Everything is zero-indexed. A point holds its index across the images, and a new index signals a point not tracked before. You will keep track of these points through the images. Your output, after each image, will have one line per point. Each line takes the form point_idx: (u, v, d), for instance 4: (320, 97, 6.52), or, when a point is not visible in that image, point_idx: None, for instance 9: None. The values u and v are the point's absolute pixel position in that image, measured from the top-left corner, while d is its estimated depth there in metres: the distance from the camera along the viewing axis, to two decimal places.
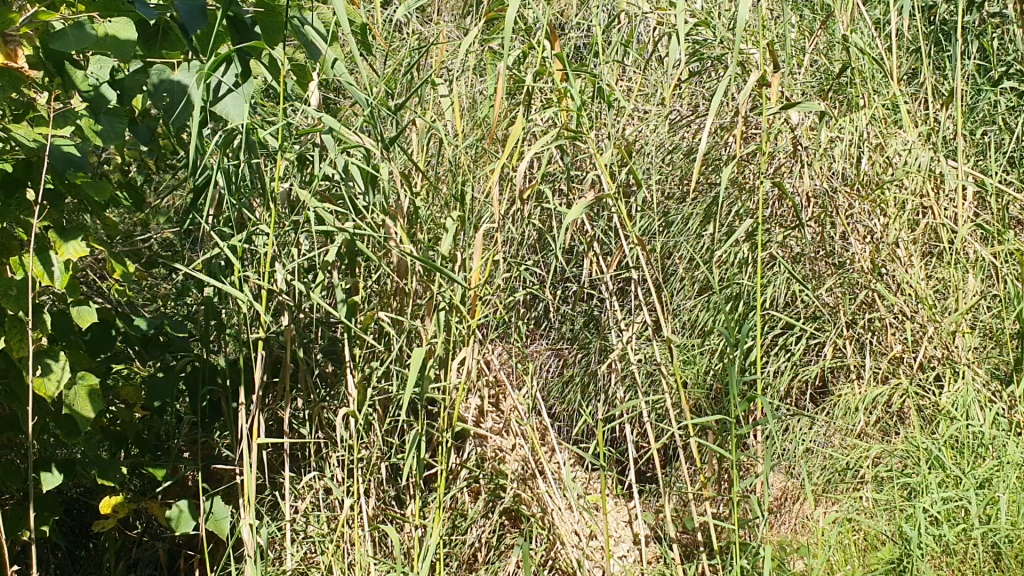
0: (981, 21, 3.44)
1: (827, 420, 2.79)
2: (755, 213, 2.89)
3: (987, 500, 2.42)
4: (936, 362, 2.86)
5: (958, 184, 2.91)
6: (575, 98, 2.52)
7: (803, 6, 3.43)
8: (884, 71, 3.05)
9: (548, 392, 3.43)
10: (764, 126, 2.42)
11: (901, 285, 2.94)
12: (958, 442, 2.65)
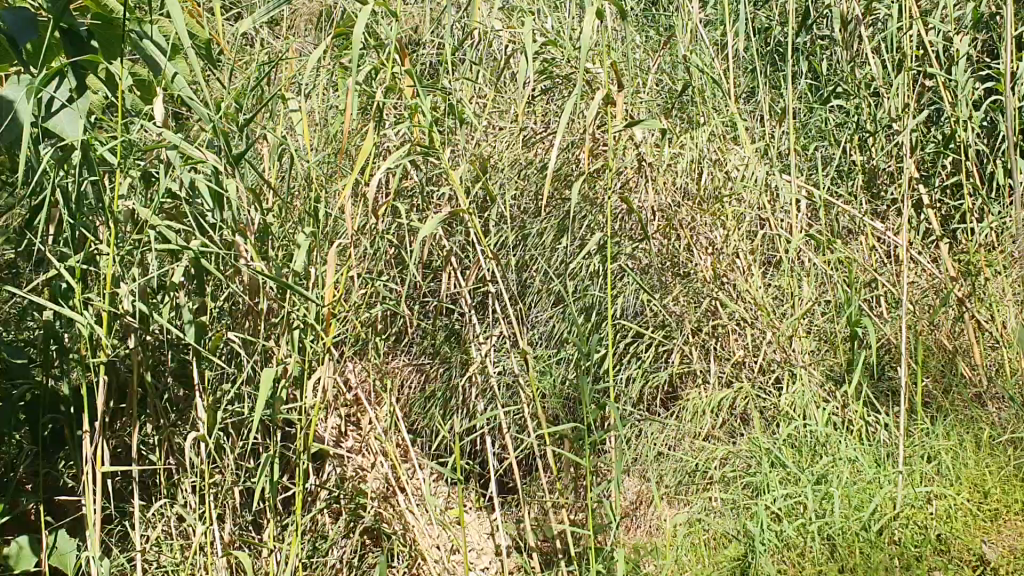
0: (810, 43, 3.66)
1: (677, 424, 2.92)
2: (605, 226, 2.96)
3: (824, 495, 2.56)
4: (776, 366, 3.02)
5: (791, 197, 3.08)
6: (427, 114, 2.53)
7: (648, 27, 3.56)
8: (722, 90, 3.20)
9: (410, 409, 3.42)
10: (611, 143, 2.51)
11: (741, 293, 3.08)
12: (796, 441, 2.82)
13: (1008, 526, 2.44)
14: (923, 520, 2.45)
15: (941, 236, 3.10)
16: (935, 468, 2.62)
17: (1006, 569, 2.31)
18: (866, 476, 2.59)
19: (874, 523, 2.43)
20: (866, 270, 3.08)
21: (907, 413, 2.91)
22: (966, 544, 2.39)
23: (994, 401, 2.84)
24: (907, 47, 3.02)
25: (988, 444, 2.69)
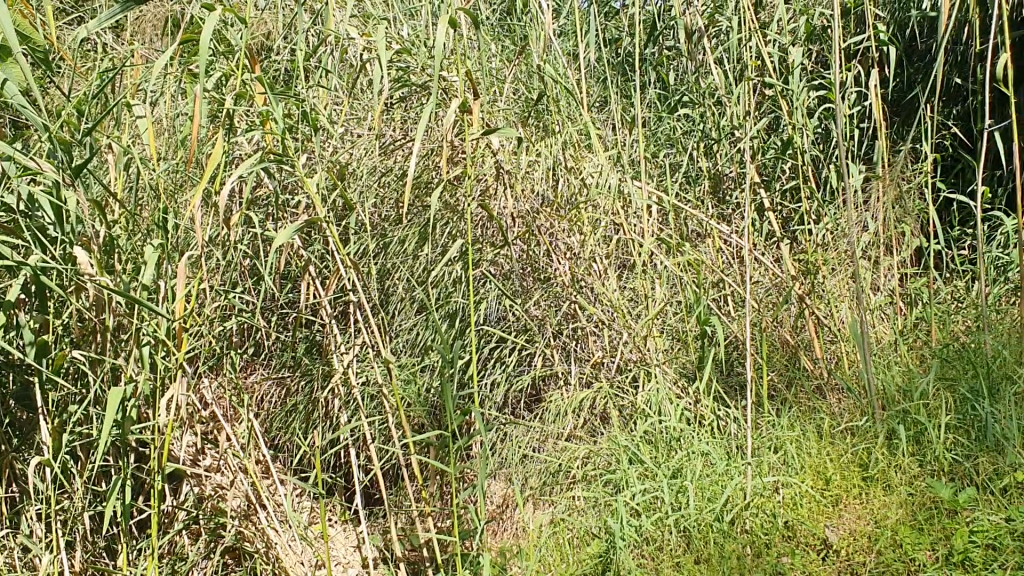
0: (658, 54, 3.80)
1: (539, 426, 2.98)
2: (464, 232, 2.97)
3: (679, 488, 2.67)
4: (632, 365, 3.11)
5: (643, 202, 3.17)
6: (279, 121, 2.49)
7: (503, 37, 3.62)
8: (576, 99, 3.27)
9: (271, 423, 3.34)
10: (468, 152, 2.53)
11: (598, 295, 3.15)
12: (652, 437, 2.93)
13: (849, 509, 2.50)
14: (772, 509, 2.53)
15: (781, 237, 3.27)
16: (783, 458, 2.72)
17: (846, 551, 2.36)
18: (717, 468, 2.71)
19: (726, 514, 2.53)
20: (714, 271, 3.21)
21: (754, 406, 3.05)
22: (811, 528, 2.44)
23: (833, 392, 3.01)
24: (747, 58, 3.17)
25: (830, 432, 2.79)
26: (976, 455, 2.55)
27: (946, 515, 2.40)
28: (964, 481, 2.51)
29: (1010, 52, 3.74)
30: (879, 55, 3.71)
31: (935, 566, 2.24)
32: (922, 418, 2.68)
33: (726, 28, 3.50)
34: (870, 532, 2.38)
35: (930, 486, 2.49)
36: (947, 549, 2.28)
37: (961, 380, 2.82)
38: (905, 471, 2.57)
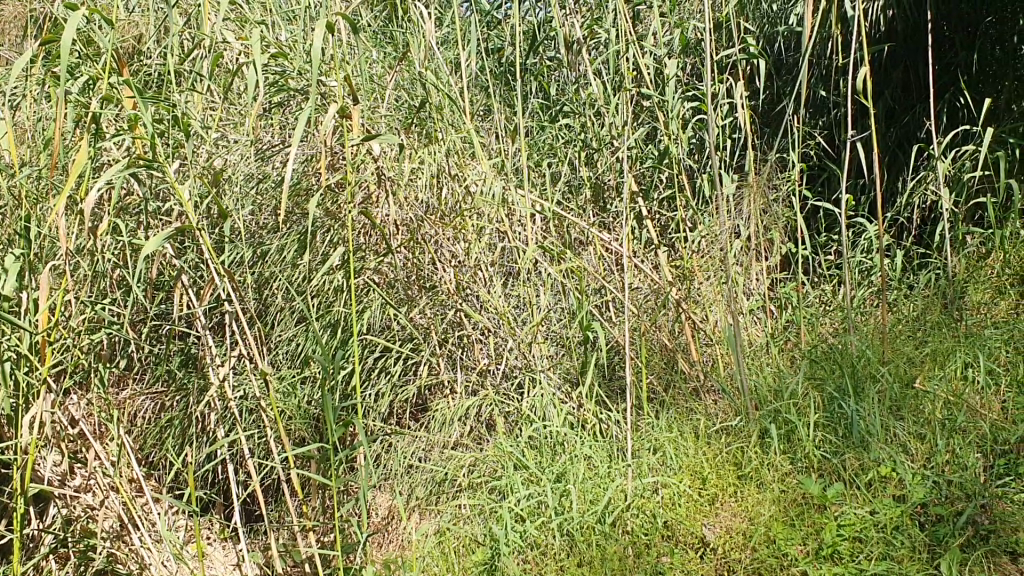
0: (539, 63, 3.85)
1: (424, 434, 2.97)
2: (347, 239, 2.92)
3: (562, 492, 2.71)
4: (518, 372, 3.12)
5: (527, 210, 3.16)
6: (149, 126, 2.40)
7: (384, 45, 3.60)
8: (459, 107, 3.19)
9: (145, 440, 3.23)
10: (348, 158, 2.49)
11: (483, 303, 3.15)
12: (536, 443, 2.97)
13: (725, 507, 2.55)
14: (652, 509, 2.57)
15: (660, 244, 3.35)
16: (662, 459, 2.78)
17: (723, 548, 2.40)
18: (599, 471, 2.75)
19: (608, 516, 2.57)
20: (596, 277, 3.26)
21: (634, 409, 3.11)
22: (689, 527, 2.48)
23: (710, 394, 3.10)
24: (625, 68, 3.24)
25: (706, 433, 2.86)
26: (843, 451, 2.66)
27: (816, 509, 2.49)
28: (832, 476, 2.61)
29: (869, 66, 3.93)
30: (749, 68, 3.84)
31: (806, 560, 2.31)
32: (792, 416, 2.77)
33: (604, 38, 3.57)
34: (745, 529, 2.43)
35: (800, 482, 2.57)
36: (817, 543, 2.36)
37: (827, 379, 2.93)
38: (777, 469, 2.65)
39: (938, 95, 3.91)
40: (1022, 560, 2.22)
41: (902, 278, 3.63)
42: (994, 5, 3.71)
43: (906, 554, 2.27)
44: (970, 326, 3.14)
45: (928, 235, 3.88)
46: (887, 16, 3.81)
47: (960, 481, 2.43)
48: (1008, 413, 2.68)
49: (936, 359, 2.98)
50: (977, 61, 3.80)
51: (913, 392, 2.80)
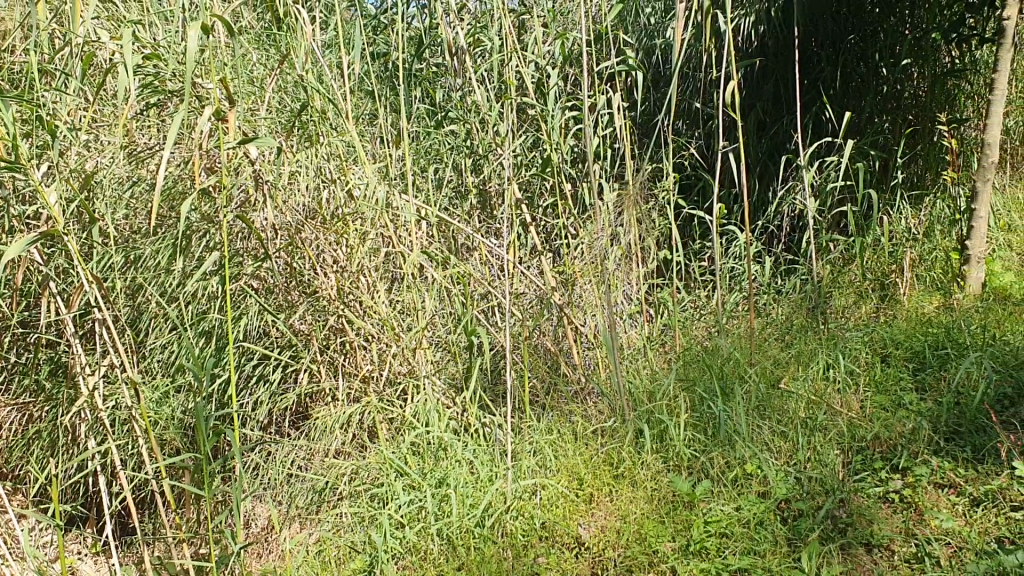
0: (424, 68, 3.85)
1: (305, 442, 2.95)
2: (223, 244, 2.87)
3: (443, 496, 2.72)
4: (402, 378, 3.13)
5: (411, 216, 3.09)
6: (9, 125, 2.28)
7: (266, 46, 3.55)
8: (341, 111, 3.16)
9: (10, 453, 3.10)
10: (224, 160, 2.43)
11: (366, 308, 3.11)
12: (418, 448, 2.97)
13: (600, 507, 2.60)
14: (530, 511, 2.61)
15: (543, 250, 3.40)
16: (541, 461, 2.82)
17: (597, 546, 2.45)
18: (479, 474, 2.78)
19: (487, 518, 2.59)
20: (480, 283, 3.26)
21: (515, 412, 3.14)
22: (565, 527, 2.53)
23: (590, 398, 3.16)
24: (507, 76, 3.27)
25: (583, 434, 2.92)
26: (711, 449, 2.76)
27: (686, 506, 2.57)
28: (700, 474, 2.71)
29: (741, 79, 4.09)
30: (628, 79, 3.95)
31: (675, 556, 2.38)
32: (664, 416, 2.86)
33: (488, 45, 3.60)
34: (617, 527, 2.49)
35: (671, 481, 2.65)
36: (686, 539, 2.43)
37: (698, 381, 3.04)
38: (649, 468, 2.73)
39: (805, 108, 4.10)
40: (875, 550, 2.33)
41: (771, 283, 3.78)
42: (856, 24, 3.91)
43: (769, 549, 2.35)
44: (832, 328, 3.30)
45: (795, 242, 4.06)
46: (758, 31, 3.96)
47: (819, 477, 2.56)
48: (864, 411, 2.84)
49: (800, 359, 3.12)
50: (840, 76, 4.00)
51: (778, 392, 2.93)
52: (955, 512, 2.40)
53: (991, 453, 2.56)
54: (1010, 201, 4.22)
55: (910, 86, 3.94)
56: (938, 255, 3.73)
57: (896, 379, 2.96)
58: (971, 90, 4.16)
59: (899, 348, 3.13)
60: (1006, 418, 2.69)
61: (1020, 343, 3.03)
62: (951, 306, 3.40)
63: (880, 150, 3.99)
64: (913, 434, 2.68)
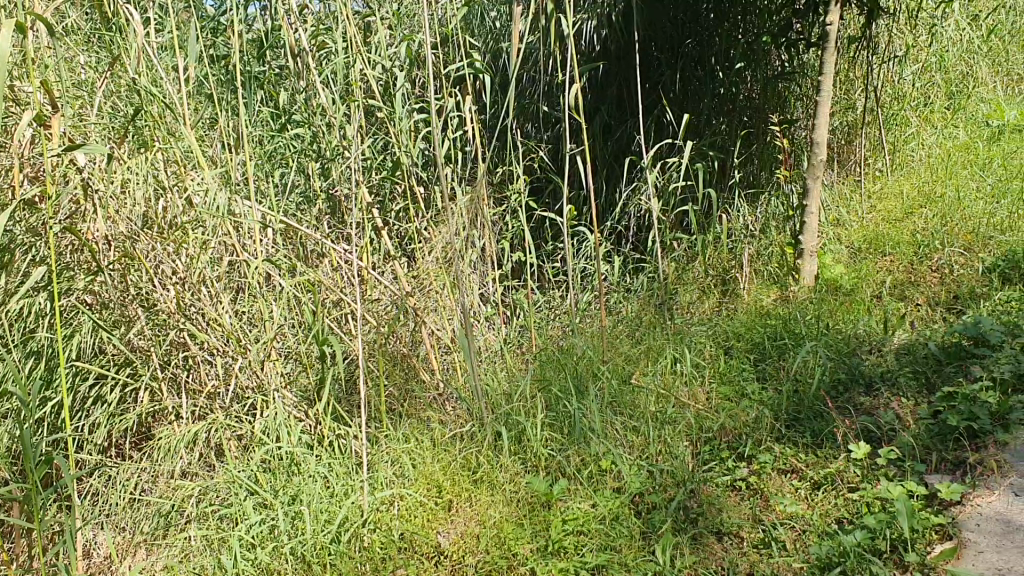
0: (267, 70, 3.73)
1: (147, 466, 2.84)
2: (49, 258, 2.71)
3: (295, 514, 2.62)
4: (250, 393, 2.98)
5: (255, 224, 2.98)
6: None
7: (96, 48, 3.35)
8: (176, 115, 3.01)
9: None
10: (46, 169, 2.26)
11: (210, 321, 2.96)
12: (269, 464, 2.86)
13: (460, 513, 2.58)
14: (388, 522, 2.56)
15: (397, 254, 3.32)
16: (398, 471, 2.77)
17: (456, 554, 2.43)
18: (334, 489, 2.70)
19: (343, 533, 2.52)
20: (329, 291, 3.10)
21: (371, 422, 3.07)
22: (425, 536, 2.48)
23: (448, 404, 3.12)
24: (353, 78, 3.20)
25: (441, 441, 2.87)
26: (567, 448, 2.79)
27: (544, 507, 2.57)
28: (558, 473, 2.73)
29: (586, 83, 4.15)
30: (476, 83, 3.95)
31: (534, 557, 2.38)
32: (522, 418, 2.87)
33: (333, 49, 3.47)
34: (476, 533, 2.47)
35: (529, 482, 2.66)
36: (545, 540, 2.43)
37: (553, 381, 3.07)
38: (507, 470, 2.72)
39: (648, 111, 4.20)
40: (725, 538, 2.41)
41: (620, 281, 3.87)
42: (693, 28, 4.03)
43: (625, 543, 2.39)
44: (679, 324, 3.40)
45: (643, 241, 4.18)
46: (600, 35, 4.04)
47: (670, 469, 2.63)
48: (710, 402, 2.93)
49: (649, 355, 3.20)
50: (680, 80, 4.11)
51: (630, 387, 2.99)
52: (798, 496, 2.50)
53: (829, 437, 2.69)
54: (839, 197, 4.47)
55: (744, 89, 4.11)
56: (774, 250, 3.91)
57: (740, 370, 3.08)
58: (800, 92, 4.38)
59: (741, 341, 3.25)
60: (841, 404, 2.84)
61: (851, 331, 3.21)
62: (788, 299, 3.55)
63: (718, 150, 4.14)
64: (757, 422, 2.79)
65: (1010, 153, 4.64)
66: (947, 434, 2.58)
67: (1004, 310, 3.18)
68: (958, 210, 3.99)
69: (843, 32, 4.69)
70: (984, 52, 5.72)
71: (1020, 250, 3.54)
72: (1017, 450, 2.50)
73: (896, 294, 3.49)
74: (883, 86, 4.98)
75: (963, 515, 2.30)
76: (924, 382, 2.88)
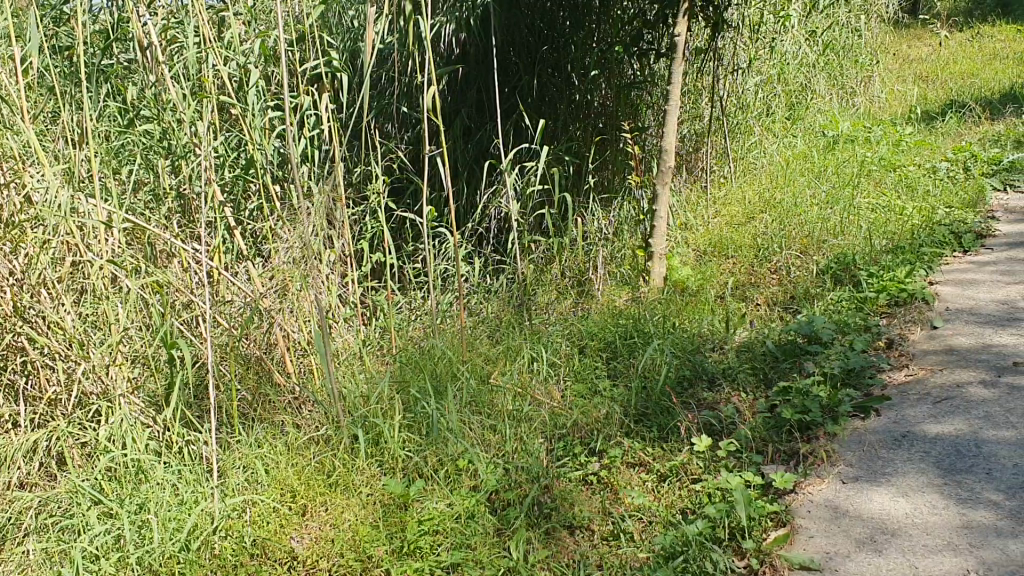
0: (112, 64, 3.58)
1: None
2: None
3: (141, 523, 2.54)
4: (93, 399, 2.85)
5: (98, 223, 2.85)
6: None
7: None
8: (12, 107, 2.86)
9: None
10: None
11: (50, 324, 2.82)
12: (114, 473, 2.76)
13: (314, 518, 2.56)
14: (240, 529, 2.51)
15: (250, 255, 3.25)
16: (250, 477, 2.71)
17: (310, 560, 2.41)
18: (183, 496, 2.63)
19: (193, 541, 2.46)
20: (179, 291, 3.00)
21: (222, 427, 2.99)
22: (277, 542, 2.46)
23: (303, 407, 3.08)
24: (204, 74, 3.12)
25: (295, 445, 2.83)
26: (424, 448, 2.80)
27: (400, 508, 2.58)
28: (415, 474, 2.74)
29: (446, 85, 4.18)
30: (334, 83, 3.92)
31: (389, 559, 2.39)
32: (379, 419, 2.86)
33: (183, 43, 3.36)
34: (330, 536, 2.46)
35: (385, 484, 2.66)
36: (401, 541, 2.44)
37: (411, 382, 3.07)
38: (363, 472, 2.71)
39: (506, 115, 4.27)
40: (577, 532, 2.49)
41: (480, 282, 3.91)
42: (550, 35, 4.12)
43: (480, 540, 2.43)
44: (536, 325, 3.47)
45: (502, 243, 4.24)
46: (458, 39, 4.08)
47: (524, 466, 2.69)
48: (564, 399, 3.01)
49: (507, 355, 3.25)
50: (537, 85, 4.19)
51: (487, 387, 3.03)
52: (645, 488, 2.60)
53: (674, 432, 2.81)
54: (687, 202, 4.65)
55: (599, 95, 4.24)
56: (626, 253, 4.05)
57: (593, 368, 3.17)
58: (651, 100, 4.55)
59: (594, 340, 3.34)
60: (686, 399, 2.97)
61: (697, 330, 3.36)
62: (638, 299, 3.68)
63: (574, 155, 4.25)
64: (607, 418, 2.89)
65: (844, 162, 4.96)
66: (781, 426, 2.75)
67: (835, 308, 3.40)
68: (794, 215, 4.23)
69: (692, 44, 4.89)
70: (819, 66, 6.09)
71: (850, 252, 3.80)
72: (843, 440, 2.69)
73: (738, 295, 3.67)
74: (729, 96, 5.22)
75: (795, 503, 2.47)
76: (762, 378, 3.05)
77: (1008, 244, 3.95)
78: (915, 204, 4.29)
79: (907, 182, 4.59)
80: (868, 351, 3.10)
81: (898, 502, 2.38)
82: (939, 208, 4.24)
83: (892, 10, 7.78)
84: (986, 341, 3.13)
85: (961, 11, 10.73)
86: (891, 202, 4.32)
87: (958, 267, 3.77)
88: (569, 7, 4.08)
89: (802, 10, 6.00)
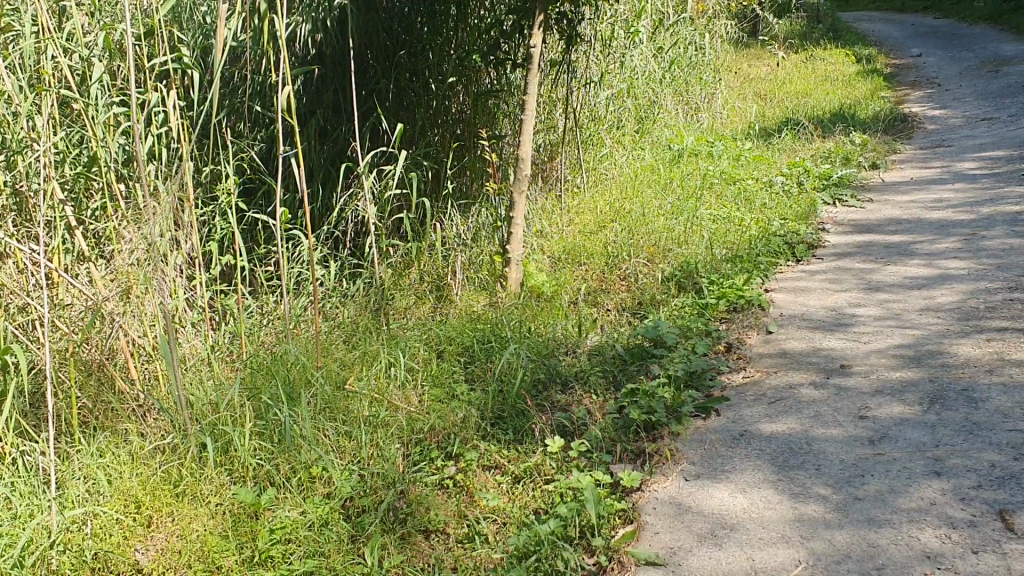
0: None
1: None
2: None
3: None
4: None
5: None
6: None
7: None
8: None
9: None
10: None
11: None
12: None
13: (160, 529, 2.48)
14: (80, 543, 2.41)
15: (93, 255, 3.11)
16: (91, 488, 2.60)
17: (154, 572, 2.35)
18: (18, 510, 2.50)
19: (27, 558, 2.35)
20: (13, 293, 2.84)
21: (61, 437, 2.85)
22: (120, 556, 2.38)
23: (148, 415, 2.97)
24: (44, 65, 2.97)
25: (139, 455, 2.73)
26: (277, 456, 2.75)
27: (250, 517, 2.53)
28: (266, 482, 2.69)
29: (301, 86, 4.14)
30: (184, 79, 3.80)
31: (239, 569, 2.34)
32: (229, 427, 2.78)
33: (20, 32, 3.19)
34: (177, 548, 2.39)
35: (235, 492, 2.60)
36: (252, 551, 2.40)
37: (264, 388, 3.01)
38: (212, 481, 2.65)
39: (362, 118, 4.25)
40: (432, 535, 2.51)
41: (336, 286, 3.88)
42: (407, 40, 4.14)
43: (333, 548, 2.41)
44: (392, 330, 3.47)
45: (359, 247, 4.22)
46: (314, 40, 4.04)
47: (380, 471, 2.69)
48: (422, 404, 3.03)
49: (363, 360, 3.24)
50: (394, 90, 4.21)
51: (342, 393, 3.01)
52: (500, 490, 2.65)
53: (528, 433, 2.88)
54: (542, 210, 4.75)
55: (455, 101, 4.29)
56: (483, 258, 4.10)
57: (450, 372, 3.20)
58: (507, 109, 4.63)
59: (452, 344, 3.38)
60: (540, 402, 3.04)
61: (550, 334, 3.44)
62: (495, 303, 3.74)
63: (431, 160, 4.28)
64: (464, 422, 2.93)
65: (688, 175, 5.20)
66: (629, 426, 2.87)
67: (679, 314, 3.56)
68: (642, 225, 4.40)
69: (546, 56, 5.01)
70: (666, 82, 6.35)
71: (693, 261, 3.98)
72: (686, 439, 2.82)
73: (589, 301, 3.79)
74: (582, 108, 5.38)
75: (641, 500, 2.59)
76: (611, 380, 3.16)
77: (836, 254, 4.23)
78: (753, 216, 4.53)
79: (746, 195, 4.84)
80: (709, 355, 3.26)
81: (736, 498, 2.52)
82: (774, 219, 4.50)
83: (734, 32, 8.19)
84: (816, 344, 3.34)
85: (797, 34, 11.39)
86: (731, 213, 4.55)
87: (792, 276, 4.01)
88: (426, 13, 4.11)
89: (650, 26, 6.24)
